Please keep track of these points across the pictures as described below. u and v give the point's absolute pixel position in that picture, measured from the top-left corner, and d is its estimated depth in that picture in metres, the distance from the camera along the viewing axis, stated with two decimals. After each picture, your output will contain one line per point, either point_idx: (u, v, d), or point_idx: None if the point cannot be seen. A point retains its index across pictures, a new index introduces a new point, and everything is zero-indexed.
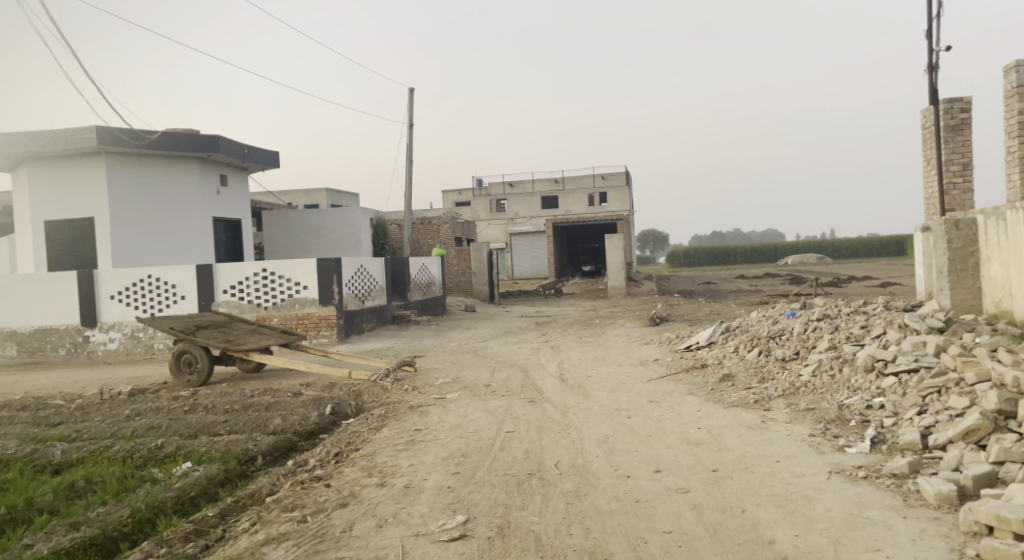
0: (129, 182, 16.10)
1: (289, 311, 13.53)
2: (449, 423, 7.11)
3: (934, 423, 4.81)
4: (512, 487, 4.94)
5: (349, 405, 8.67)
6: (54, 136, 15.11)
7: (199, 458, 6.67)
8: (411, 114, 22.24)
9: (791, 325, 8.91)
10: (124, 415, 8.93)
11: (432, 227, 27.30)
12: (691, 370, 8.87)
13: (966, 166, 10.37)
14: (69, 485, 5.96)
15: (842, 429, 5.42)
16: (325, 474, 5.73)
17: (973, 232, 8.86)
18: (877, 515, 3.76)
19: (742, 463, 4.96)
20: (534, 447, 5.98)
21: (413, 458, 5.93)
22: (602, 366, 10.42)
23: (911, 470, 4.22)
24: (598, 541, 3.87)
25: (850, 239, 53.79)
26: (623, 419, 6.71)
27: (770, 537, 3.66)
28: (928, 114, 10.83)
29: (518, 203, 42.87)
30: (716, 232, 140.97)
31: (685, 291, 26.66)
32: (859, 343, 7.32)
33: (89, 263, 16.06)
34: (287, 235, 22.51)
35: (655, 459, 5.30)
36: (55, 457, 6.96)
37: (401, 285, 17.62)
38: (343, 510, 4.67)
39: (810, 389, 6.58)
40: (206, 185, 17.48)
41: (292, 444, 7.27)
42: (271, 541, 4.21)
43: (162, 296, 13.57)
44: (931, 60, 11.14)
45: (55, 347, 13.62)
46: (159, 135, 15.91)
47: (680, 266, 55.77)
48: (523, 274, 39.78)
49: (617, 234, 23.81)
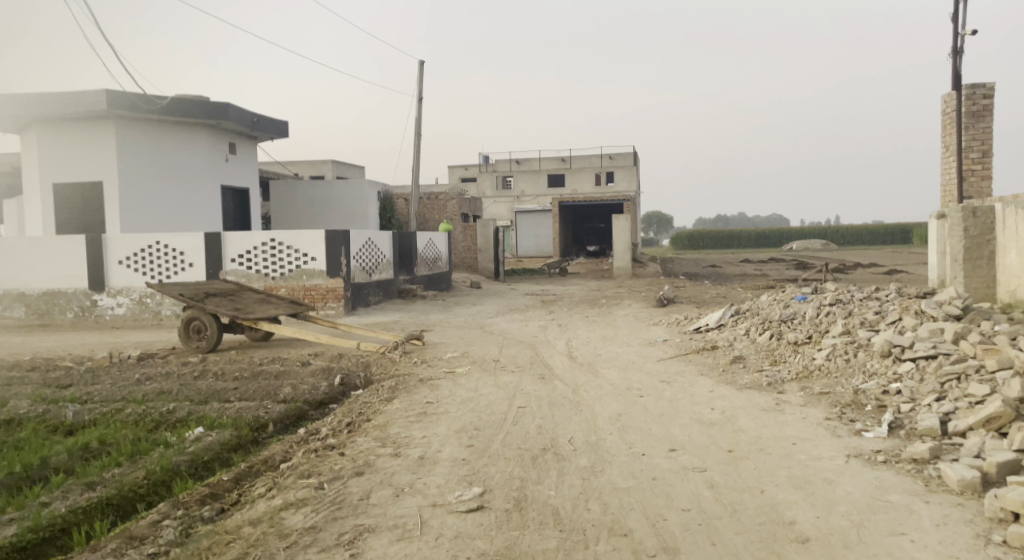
0: (139, 148, 16.01)
1: (297, 282, 13.51)
2: (459, 397, 7.11)
3: (954, 410, 4.80)
4: (527, 461, 4.94)
5: (358, 376, 8.69)
6: (64, 97, 14.99)
7: (211, 423, 6.69)
8: (421, 87, 22.04)
9: (803, 309, 8.87)
10: (134, 379, 8.96)
11: (439, 202, 27.22)
12: (701, 351, 8.86)
13: (985, 154, 10.26)
14: (83, 446, 5.99)
15: (858, 414, 5.40)
16: (338, 442, 5.74)
17: (991, 221, 8.78)
18: (899, 499, 3.75)
19: (758, 445, 4.95)
20: (546, 422, 5.98)
21: (426, 430, 5.94)
22: (610, 345, 10.42)
23: (932, 456, 4.21)
24: (617, 516, 3.87)
25: (855, 226, 53.60)
26: (635, 398, 6.70)
27: (791, 518, 3.65)
28: (948, 99, 10.68)
29: (525, 180, 42.72)
30: (721, 216, 140.53)
31: (691, 273, 26.65)
32: (873, 328, 7.29)
33: (97, 227, 16.04)
34: (295, 206, 22.44)
35: (669, 438, 5.29)
36: (67, 419, 6.99)
37: (408, 259, 17.57)
38: (360, 478, 4.68)
39: (824, 373, 6.56)
40: (215, 153, 17.39)
41: (302, 413, 7.30)
42: (289, 506, 4.21)
43: (170, 262, 13.56)
44: (955, 44, 10.97)
45: (63, 310, 13.63)
46: (170, 101, 15.80)
47: (684, 248, 55.75)
48: (527, 252, 39.72)
49: (625, 214, 23.71)
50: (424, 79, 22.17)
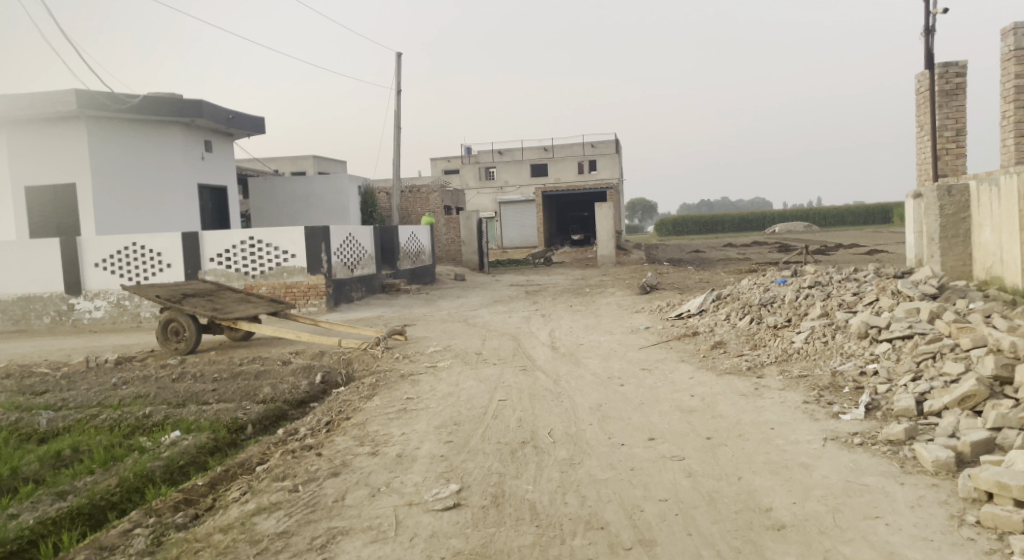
0: (111, 148, 15.74)
1: (277, 279, 13.37)
2: (440, 392, 7.06)
3: (929, 390, 4.81)
4: (506, 455, 4.89)
5: (339, 374, 8.61)
6: (32, 99, 14.70)
7: (187, 427, 6.59)
8: (398, 80, 21.85)
9: (782, 292, 8.88)
10: (110, 383, 8.82)
11: (421, 196, 27.05)
12: (682, 337, 8.87)
13: (959, 132, 10.30)
14: (56, 454, 5.89)
15: (836, 396, 5.41)
16: (316, 442, 5.67)
17: (966, 199, 8.81)
18: (874, 482, 3.74)
19: (737, 430, 4.93)
20: (526, 415, 5.94)
21: (405, 426, 5.88)
22: (593, 334, 10.39)
23: (907, 436, 4.22)
24: (594, 509, 3.84)
25: (837, 207, 54.01)
26: (616, 387, 6.67)
27: (767, 505, 3.63)
28: (922, 79, 10.70)
29: (507, 171, 42.59)
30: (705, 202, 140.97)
31: (674, 259, 26.81)
32: (851, 309, 7.31)
33: (72, 230, 15.79)
34: (274, 202, 22.21)
35: (648, 427, 5.26)
36: (41, 426, 6.87)
37: (390, 253, 17.46)
38: (335, 479, 4.61)
39: (803, 356, 6.57)
40: (190, 151, 17.15)
41: (282, 413, 7.23)
42: (262, 511, 4.15)
43: (147, 264, 13.38)
44: (927, 23, 10.99)
45: (39, 315, 13.42)
46: (141, 99, 15.54)
47: (669, 235, 55.93)
48: (512, 243, 39.62)
49: (607, 202, 23.70)
50: (401, 71, 21.98)
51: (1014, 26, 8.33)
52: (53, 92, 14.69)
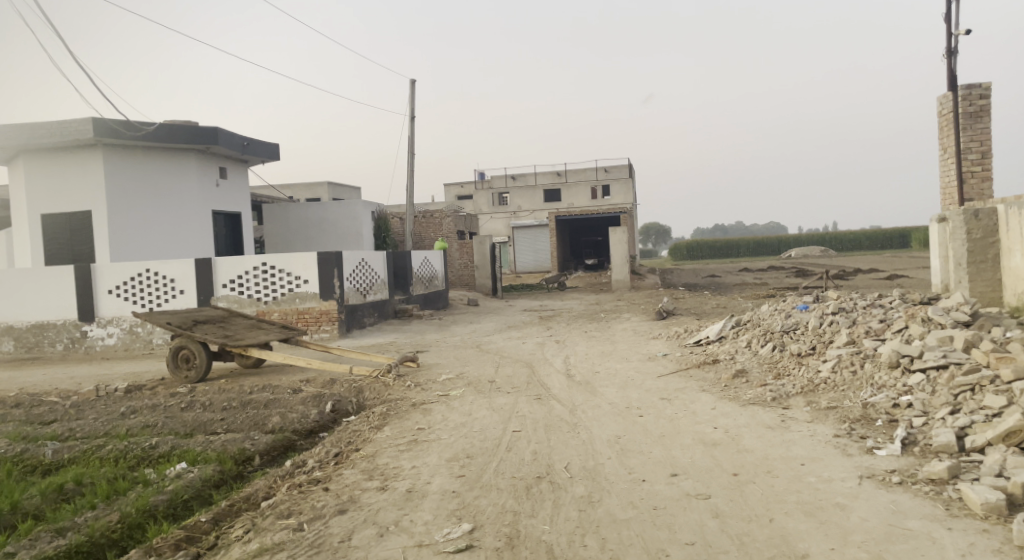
0: (126, 176, 15.81)
1: (289, 305, 13.24)
2: (453, 422, 6.82)
3: (970, 424, 4.56)
4: (521, 491, 4.66)
5: (349, 402, 8.38)
6: (50, 128, 14.82)
7: (193, 458, 6.40)
8: (413, 106, 21.90)
9: (805, 318, 8.60)
10: (119, 412, 8.66)
11: (434, 221, 27.00)
12: (702, 365, 8.59)
13: (984, 155, 10.06)
14: (58, 487, 5.73)
15: (868, 430, 5.15)
16: (324, 476, 5.47)
17: (994, 223, 8.54)
18: (918, 526, 3.50)
19: (765, 466, 4.68)
20: (542, 447, 5.70)
21: (416, 459, 5.66)
22: (609, 361, 10.13)
23: (951, 475, 3.97)
24: (616, 553, 3.61)
25: (853, 232, 53.61)
26: (635, 418, 6.41)
27: (802, 551, 3.41)
28: (945, 101, 10.48)
29: (521, 196, 42.59)
30: (719, 226, 140.70)
31: (690, 283, 26.53)
32: (879, 337, 7.06)
33: (87, 257, 15.82)
34: (288, 228, 22.17)
35: (670, 461, 5.02)
36: (46, 457, 6.73)
37: (403, 279, 17.33)
38: (342, 517, 4.40)
39: (830, 387, 6.29)
40: (205, 177, 17.21)
41: (291, 444, 7.04)
42: (263, 553, 3.98)
43: (160, 290, 13.31)
44: (950, 44, 10.82)
45: (52, 342, 13.37)
46: (157, 127, 15.61)
47: (683, 259, 55.76)
48: (525, 267, 39.50)
49: (621, 227, 23.49)
50: (415, 98, 22.05)
51: None
52: (71, 121, 14.81)
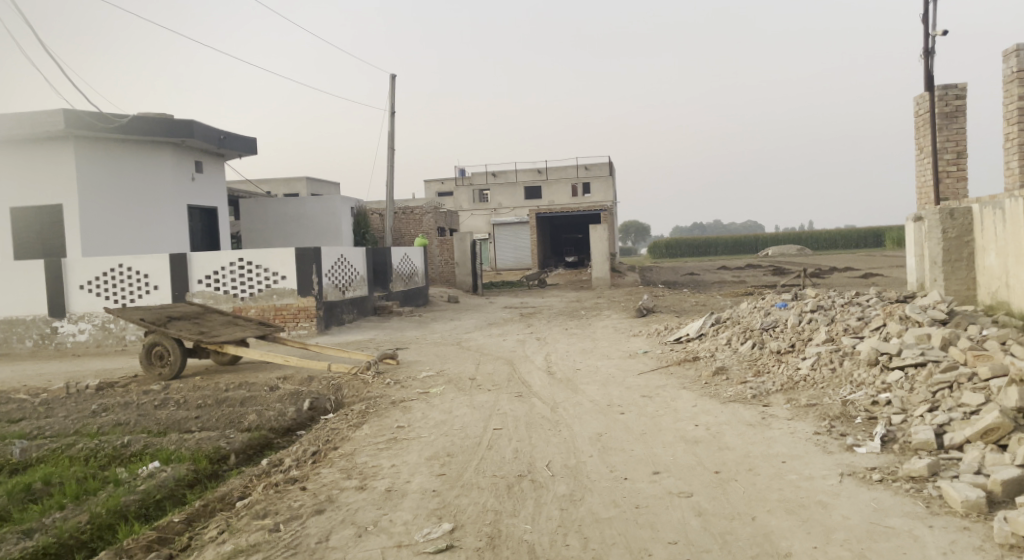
0: (98, 169, 15.49)
1: (267, 301, 13.07)
2: (432, 420, 6.75)
3: (948, 422, 4.60)
4: (502, 490, 4.60)
5: (328, 400, 8.26)
6: (20, 119, 14.48)
7: (167, 457, 6.27)
8: (393, 102, 21.74)
9: (784, 316, 8.64)
10: (89, 410, 8.46)
11: (414, 217, 26.85)
12: (682, 362, 8.59)
13: (960, 155, 10.18)
14: (25, 488, 5.58)
15: (848, 427, 5.17)
16: (301, 475, 5.37)
17: (969, 221, 8.64)
18: (900, 524, 3.53)
19: (746, 464, 4.67)
20: (523, 445, 5.65)
21: (395, 458, 5.58)
22: (590, 358, 10.10)
23: (930, 473, 3.99)
24: (598, 553, 3.57)
25: (829, 231, 54.27)
26: (616, 415, 6.38)
27: (785, 549, 3.41)
28: (921, 101, 10.60)
29: (501, 193, 42.47)
30: (697, 225, 141.68)
31: (670, 281, 26.61)
32: (857, 335, 7.10)
33: (58, 252, 15.47)
34: (265, 224, 21.88)
35: (652, 459, 4.99)
36: (13, 456, 6.55)
37: (383, 275, 17.17)
38: (320, 517, 4.32)
39: (810, 384, 6.31)
40: (180, 171, 16.92)
41: (268, 442, 6.92)
42: (238, 555, 3.89)
43: (133, 286, 13.06)
44: (927, 45, 10.94)
45: (22, 339, 13.07)
46: (130, 119, 15.32)
47: (662, 256, 56.05)
48: (506, 264, 39.48)
49: (602, 224, 23.48)
50: (395, 93, 21.87)
51: (1016, 48, 8.05)
52: (43, 112, 14.48)
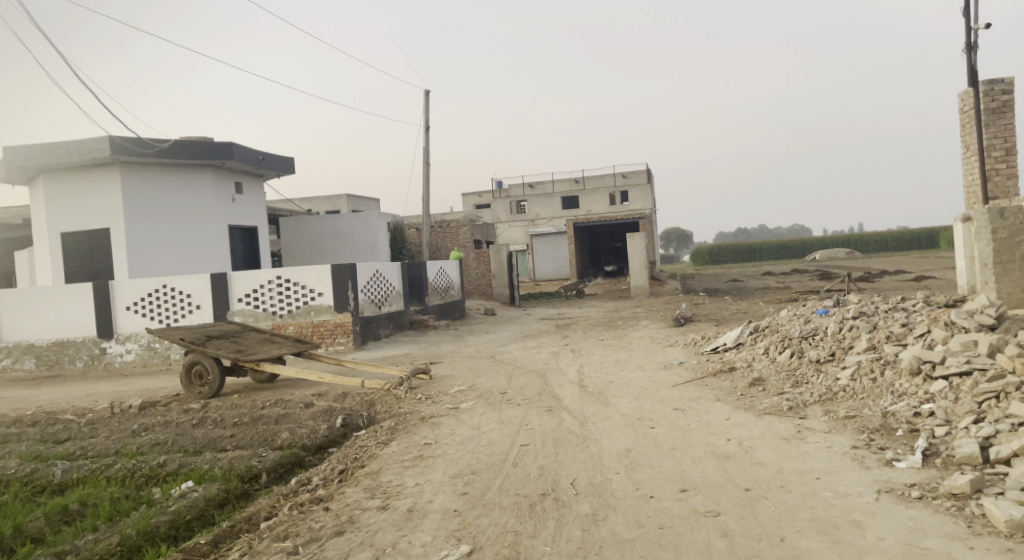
0: (142, 193, 15.93)
1: (304, 318, 13.23)
2: (461, 436, 6.68)
3: (995, 434, 4.36)
4: (524, 510, 4.50)
5: (360, 416, 8.27)
6: (67, 147, 15.01)
7: (200, 477, 6.33)
8: (426, 118, 21.91)
9: (824, 324, 8.34)
10: (131, 430, 8.63)
11: (451, 230, 26.96)
12: (718, 373, 8.36)
13: (1008, 151, 9.76)
14: (62, 509, 5.70)
15: (888, 440, 4.93)
16: (327, 494, 5.35)
17: (1019, 221, 8.23)
18: (938, 545, 3.34)
19: (778, 481, 4.48)
20: (549, 463, 5.53)
21: (420, 477, 5.51)
22: (624, 370, 9.93)
23: (974, 490, 3.77)
24: None
25: (879, 233, 52.74)
26: (646, 430, 6.21)
27: None
28: (965, 97, 10.20)
29: (539, 204, 42.41)
30: (741, 230, 139.51)
31: (712, 289, 26.14)
32: (900, 342, 6.80)
33: (106, 275, 15.94)
34: (304, 241, 22.21)
35: (680, 476, 4.83)
36: (55, 477, 6.70)
37: (419, 289, 17.21)
38: (339, 539, 4.30)
39: (849, 395, 6.06)
40: (221, 193, 17.30)
41: (299, 460, 6.94)
42: None
43: (177, 306, 13.35)
44: (969, 39, 10.55)
45: (72, 360, 13.45)
46: (171, 144, 15.72)
47: (704, 264, 55.27)
48: (544, 275, 39.36)
49: (640, 232, 23.23)
50: (429, 109, 22.04)
51: None
52: (89, 140, 14.96)
